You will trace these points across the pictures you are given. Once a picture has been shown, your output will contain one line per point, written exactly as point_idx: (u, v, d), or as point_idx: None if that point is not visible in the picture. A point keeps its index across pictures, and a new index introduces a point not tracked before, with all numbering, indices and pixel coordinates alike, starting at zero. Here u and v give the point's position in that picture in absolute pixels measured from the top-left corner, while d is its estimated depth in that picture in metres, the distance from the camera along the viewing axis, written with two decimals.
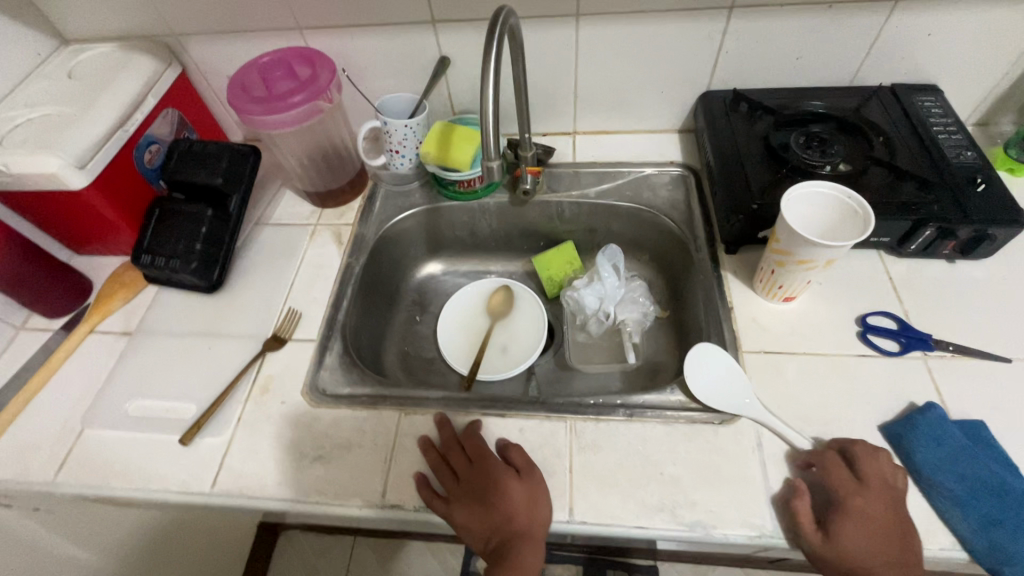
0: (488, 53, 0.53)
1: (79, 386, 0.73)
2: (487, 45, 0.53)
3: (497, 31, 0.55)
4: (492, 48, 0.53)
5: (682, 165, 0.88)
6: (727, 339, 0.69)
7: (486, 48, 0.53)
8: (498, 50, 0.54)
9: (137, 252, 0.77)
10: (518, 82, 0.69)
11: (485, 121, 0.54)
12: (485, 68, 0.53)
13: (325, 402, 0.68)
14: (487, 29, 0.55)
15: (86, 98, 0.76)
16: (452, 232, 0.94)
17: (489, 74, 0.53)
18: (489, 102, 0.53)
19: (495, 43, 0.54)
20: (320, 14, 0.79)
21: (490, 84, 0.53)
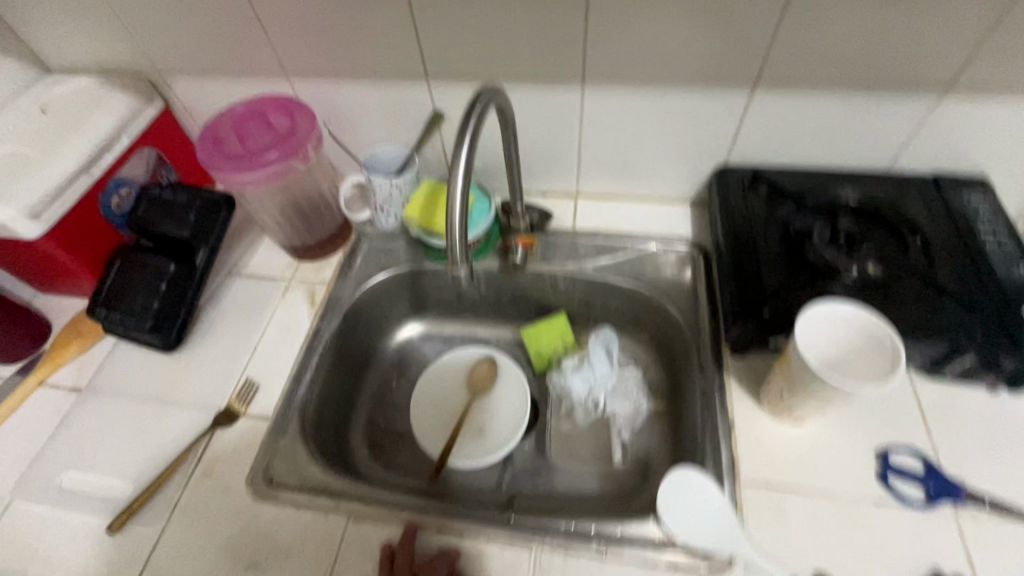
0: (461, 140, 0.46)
1: (17, 448, 0.68)
2: (461, 130, 0.47)
3: (477, 111, 0.48)
4: (468, 130, 0.47)
5: (691, 243, 0.80)
6: (723, 463, 0.60)
7: (461, 129, 0.47)
8: (475, 131, 0.47)
9: (93, 304, 0.72)
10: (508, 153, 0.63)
11: (451, 206, 0.47)
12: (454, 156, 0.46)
13: (270, 496, 0.62)
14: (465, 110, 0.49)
15: (54, 138, 0.72)
16: (437, 293, 0.87)
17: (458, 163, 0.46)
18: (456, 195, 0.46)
19: (472, 123, 0.48)
20: (307, 62, 0.74)
21: (459, 175, 0.46)
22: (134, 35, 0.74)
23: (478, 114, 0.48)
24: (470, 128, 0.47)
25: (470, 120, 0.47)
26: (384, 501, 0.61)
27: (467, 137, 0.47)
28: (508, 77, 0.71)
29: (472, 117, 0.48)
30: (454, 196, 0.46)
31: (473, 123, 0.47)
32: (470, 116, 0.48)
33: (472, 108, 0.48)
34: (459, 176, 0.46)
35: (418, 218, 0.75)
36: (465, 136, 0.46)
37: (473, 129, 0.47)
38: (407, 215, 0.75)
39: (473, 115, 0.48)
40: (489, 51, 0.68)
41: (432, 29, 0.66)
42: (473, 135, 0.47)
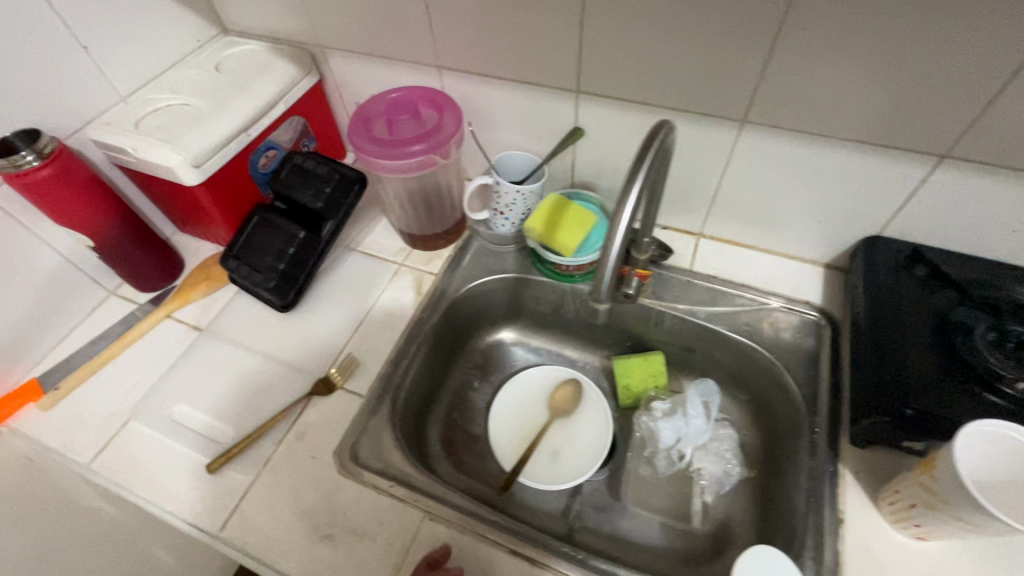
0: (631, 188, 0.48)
1: (141, 372, 0.74)
2: (630, 181, 0.48)
3: (653, 149, 0.48)
4: (641, 171, 0.48)
5: (821, 310, 0.73)
6: (825, 561, 0.56)
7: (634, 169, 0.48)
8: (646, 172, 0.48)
9: (226, 254, 0.77)
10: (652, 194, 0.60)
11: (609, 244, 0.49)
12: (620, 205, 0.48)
13: (353, 473, 0.63)
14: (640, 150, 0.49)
15: (222, 96, 0.77)
16: (536, 305, 0.86)
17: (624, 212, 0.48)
18: (615, 242, 0.49)
19: (646, 163, 0.48)
20: (462, 59, 0.74)
21: (625, 225, 0.48)
22: (309, 11, 0.78)
23: (651, 157, 0.48)
24: (642, 173, 0.48)
25: (642, 166, 0.48)
26: (461, 508, 0.61)
27: (637, 185, 0.47)
28: (663, 105, 0.68)
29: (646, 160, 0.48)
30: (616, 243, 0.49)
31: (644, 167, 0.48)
32: (645, 160, 0.48)
33: (648, 149, 0.48)
34: (625, 225, 0.48)
35: (540, 230, 0.74)
36: (636, 182, 0.47)
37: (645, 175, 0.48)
38: (530, 225, 0.74)
39: (649, 157, 0.48)
40: (650, 77, 0.66)
41: (597, 46, 0.65)
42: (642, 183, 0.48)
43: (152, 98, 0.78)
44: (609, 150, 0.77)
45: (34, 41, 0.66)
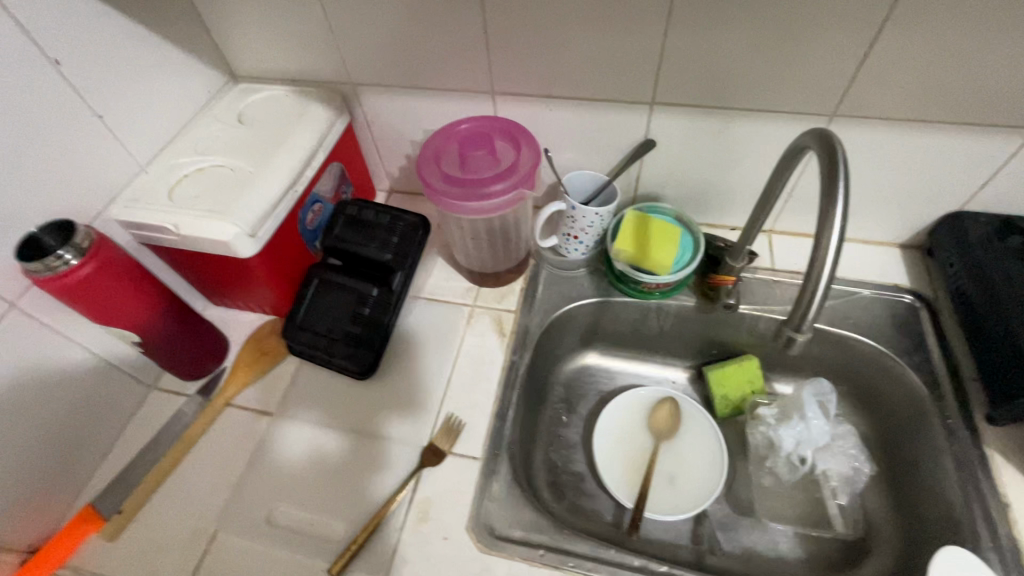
0: (834, 210, 0.40)
1: (215, 473, 0.66)
2: (830, 196, 0.40)
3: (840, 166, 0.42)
4: (840, 186, 0.40)
5: (912, 292, 0.74)
6: (1006, 550, 0.55)
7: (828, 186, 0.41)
8: (843, 189, 0.41)
9: (291, 326, 0.69)
10: (766, 201, 0.58)
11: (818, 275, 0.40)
12: (825, 224, 0.40)
13: (499, 548, 0.58)
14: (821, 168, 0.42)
15: (259, 153, 0.69)
16: (615, 326, 0.83)
17: (833, 230, 0.40)
18: (821, 283, 0.40)
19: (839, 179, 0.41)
20: (522, 82, 0.70)
21: (834, 250, 0.39)
22: (343, 48, 0.71)
23: (845, 175, 0.41)
24: (841, 194, 0.40)
25: (838, 184, 0.41)
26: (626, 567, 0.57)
27: (840, 206, 0.40)
28: (747, 108, 0.66)
29: (837, 186, 0.41)
30: (824, 274, 0.40)
31: (841, 187, 0.40)
32: (832, 188, 0.41)
33: (834, 170, 0.41)
34: (833, 255, 0.40)
35: (630, 251, 0.72)
36: (838, 206, 0.40)
37: (846, 200, 0.40)
38: (619, 249, 0.72)
39: (842, 177, 0.41)
40: (736, 81, 0.63)
41: (680, 56, 0.62)
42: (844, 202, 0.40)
43: (177, 164, 0.69)
44: (681, 159, 0.74)
45: (47, 119, 0.56)
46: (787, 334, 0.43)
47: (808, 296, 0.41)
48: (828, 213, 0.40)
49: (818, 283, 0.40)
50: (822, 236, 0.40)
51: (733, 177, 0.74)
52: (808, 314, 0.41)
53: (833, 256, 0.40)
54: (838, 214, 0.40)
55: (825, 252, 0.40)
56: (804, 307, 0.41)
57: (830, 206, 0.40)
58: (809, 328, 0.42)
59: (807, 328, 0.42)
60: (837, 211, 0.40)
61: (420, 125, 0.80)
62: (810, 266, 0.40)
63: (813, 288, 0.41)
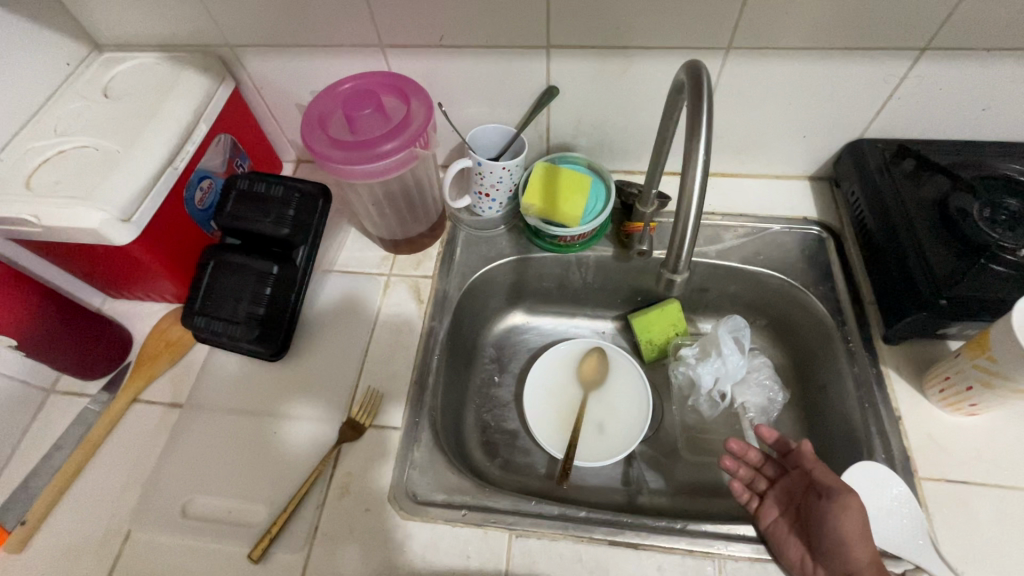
0: (696, 150, 0.39)
1: (125, 472, 0.63)
2: (694, 129, 0.40)
3: (706, 93, 0.41)
4: (702, 113, 0.40)
5: (820, 224, 0.75)
6: (899, 461, 0.58)
7: (693, 116, 0.41)
8: (709, 120, 0.40)
9: (189, 312, 0.65)
10: (660, 146, 0.56)
11: (686, 207, 0.40)
12: (689, 163, 0.40)
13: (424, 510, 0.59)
14: (688, 103, 0.42)
15: (128, 129, 0.64)
16: (539, 282, 0.82)
17: (696, 169, 0.39)
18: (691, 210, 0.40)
19: (705, 110, 0.41)
20: (410, 33, 0.65)
21: (697, 189, 0.40)
22: (208, 6, 0.64)
23: (707, 111, 0.40)
24: (703, 132, 0.40)
25: (701, 119, 0.40)
26: (547, 516, 0.58)
27: (701, 143, 0.40)
28: (643, 46, 0.63)
29: (701, 123, 0.40)
30: (691, 214, 0.40)
31: (706, 123, 0.40)
32: (696, 127, 0.40)
33: (698, 106, 0.41)
34: (698, 195, 0.40)
35: (539, 205, 0.70)
36: (701, 140, 0.40)
37: (708, 137, 0.40)
38: (528, 203, 0.70)
39: (705, 112, 0.40)
40: (628, 18, 0.60)
41: None
42: (707, 136, 0.40)
43: (36, 147, 0.62)
44: (587, 105, 0.72)
45: None
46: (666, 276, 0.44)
47: (680, 234, 0.41)
48: (692, 152, 0.40)
49: (686, 221, 0.40)
50: (687, 176, 0.40)
51: (641, 120, 0.73)
52: (680, 252, 0.42)
53: (699, 193, 0.40)
54: (701, 151, 0.40)
55: (691, 192, 0.40)
56: (676, 246, 0.42)
57: (694, 146, 0.40)
58: (686, 266, 0.43)
59: (683, 268, 0.43)
60: (699, 149, 0.40)
61: (313, 87, 0.74)
62: (677, 208, 0.40)
63: (682, 228, 0.41)
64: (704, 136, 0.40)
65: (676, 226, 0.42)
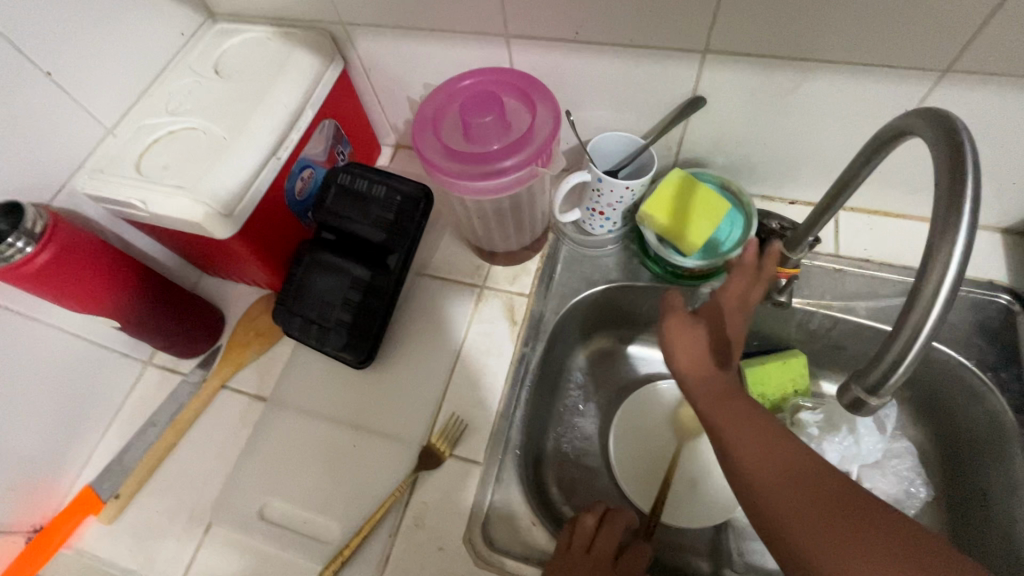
0: (945, 250, 0.29)
1: (210, 459, 0.63)
2: (950, 217, 0.30)
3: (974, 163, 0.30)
4: (966, 192, 0.30)
5: (1011, 292, 0.61)
6: None
7: (951, 196, 0.30)
8: (972, 203, 0.30)
9: (280, 309, 0.63)
10: (842, 195, 0.46)
11: (918, 317, 0.30)
12: (934, 262, 0.30)
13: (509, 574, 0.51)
14: (933, 175, 0.31)
15: (235, 112, 0.60)
16: (643, 311, 0.74)
17: (942, 276, 0.30)
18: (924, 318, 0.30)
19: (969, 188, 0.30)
20: (542, 25, 0.56)
21: (940, 300, 0.30)
22: None
23: (972, 192, 0.30)
24: (965, 226, 0.29)
25: (963, 209, 0.29)
26: None
27: (958, 248, 0.29)
28: (828, 60, 0.51)
29: (961, 213, 0.30)
30: (921, 334, 0.30)
31: (969, 213, 0.29)
32: (952, 218, 0.30)
33: (957, 184, 0.30)
34: (940, 312, 0.30)
35: (664, 222, 0.60)
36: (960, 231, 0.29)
37: (970, 229, 0.29)
38: (648, 218, 0.61)
39: (970, 192, 0.30)
40: (817, 26, 0.48)
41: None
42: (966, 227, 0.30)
43: (147, 125, 0.61)
44: (735, 121, 0.60)
45: None
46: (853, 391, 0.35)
47: (897, 352, 0.31)
48: (938, 252, 0.30)
49: (911, 344, 0.31)
50: (925, 285, 0.30)
51: (800, 143, 0.61)
52: (890, 375, 0.32)
53: (941, 307, 0.30)
54: (954, 253, 0.29)
55: (929, 298, 0.30)
56: (884, 368, 0.32)
57: (941, 241, 0.30)
58: (890, 391, 0.33)
59: (888, 391, 0.33)
60: (953, 251, 0.29)
61: (425, 75, 0.68)
62: (903, 323, 0.31)
63: (903, 346, 0.31)
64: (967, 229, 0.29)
65: (893, 331, 0.32)
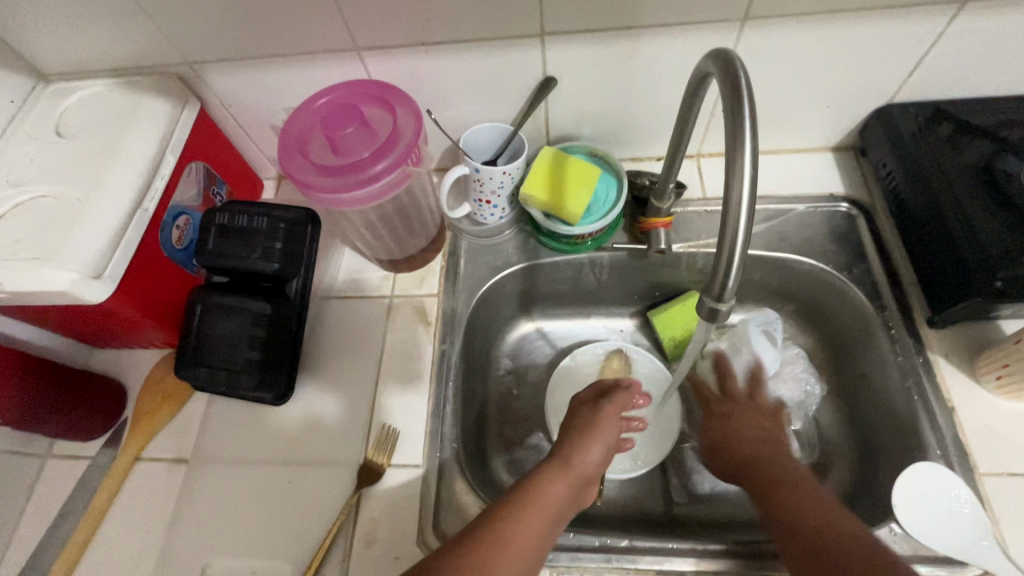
0: (740, 163, 0.34)
1: (138, 537, 0.59)
2: (737, 134, 0.34)
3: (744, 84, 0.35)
4: (745, 106, 0.34)
5: (848, 200, 0.70)
6: (955, 453, 0.54)
7: (732, 109, 0.35)
8: (750, 113, 0.35)
9: (183, 363, 0.61)
10: (680, 144, 0.51)
11: (732, 217, 0.34)
12: (733, 171, 0.34)
13: (497, 516, 0.45)
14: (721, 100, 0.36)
15: (89, 170, 0.58)
16: (551, 287, 0.77)
17: (742, 186, 0.34)
18: (737, 219, 0.34)
19: (747, 102, 0.34)
20: (389, 32, 0.58)
21: (745, 203, 0.34)
22: (160, 23, 0.57)
23: (750, 107, 0.34)
24: (748, 134, 0.34)
25: (744, 121, 0.34)
26: (587, 548, 0.54)
27: (747, 162, 0.34)
28: (649, 24, 0.57)
29: (743, 123, 0.34)
30: (739, 239, 0.34)
31: (749, 123, 0.34)
32: (737, 129, 0.34)
33: (739, 104, 0.35)
34: (744, 219, 0.34)
35: (544, 197, 0.63)
36: (745, 140, 0.34)
37: (754, 138, 0.34)
38: (524, 190, 0.64)
39: (747, 104, 0.34)
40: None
41: None
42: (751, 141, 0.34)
43: None
44: (589, 94, 0.65)
45: None
46: (710, 305, 0.38)
47: (726, 258, 0.35)
48: (735, 166, 0.34)
49: (733, 249, 0.35)
50: (732, 193, 0.34)
51: (649, 103, 0.66)
52: (726, 283, 0.36)
53: (746, 212, 0.34)
54: (745, 163, 0.34)
55: (737, 201, 0.34)
56: (720, 278, 0.36)
57: (735, 152, 0.34)
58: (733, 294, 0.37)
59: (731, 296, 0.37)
60: (744, 163, 0.34)
61: (287, 101, 0.68)
62: (721, 233, 0.35)
63: (728, 253, 0.35)
64: (750, 137, 0.34)
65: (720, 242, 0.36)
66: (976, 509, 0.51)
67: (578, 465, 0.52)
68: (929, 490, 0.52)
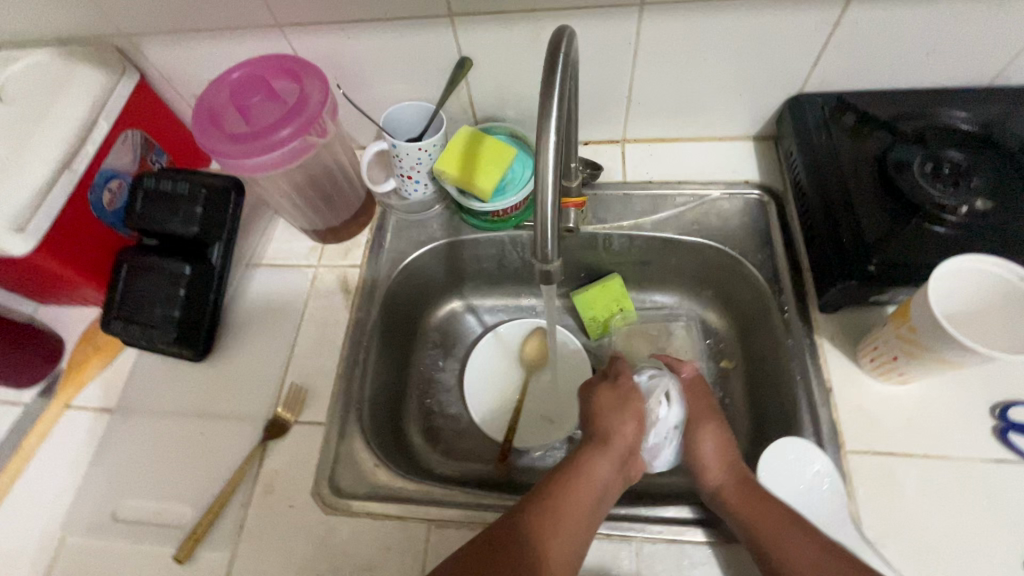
0: (545, 138, 0.38)
1: (59, 478, 0.64)
2: (544, 113, 0.38)
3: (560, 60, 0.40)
4: (554, 79, 0.39)
5: (761, 187, 0.71)
6: (826, 431, 0.56)
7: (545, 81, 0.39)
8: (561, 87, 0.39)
9: (108, 318, 0.65)
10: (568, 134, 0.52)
11: (543, 186, 0.40)
12: (541, 141, 0.39)
13: (550, 495, 0.51)
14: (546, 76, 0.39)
15: (20, 136, 0.62)
16: (477, 264, 0.80)
17: (548, 158, 0.39)
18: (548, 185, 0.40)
19: (558, 75, 0.39)
20: (305, 9, 0.61)
21: (551, 171, 0.39)
22: None
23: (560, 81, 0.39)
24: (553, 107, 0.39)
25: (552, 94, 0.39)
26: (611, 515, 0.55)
27: (552, 143, 0.39)
28: (551, 8, 0.59)
29: (551, 97, 0.39)
30: (549, 202, 0.40)
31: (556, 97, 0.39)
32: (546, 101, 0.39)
33: (552, 79, 0.39)
34: (553, 195, 0.40)
35: (454, 175, 0.66)
36: (550, 111, 0.39)
37: (559, 111, 0.39)
38: (437, 166, 0.66)
39: (558, 79, 0.39)
40: None
41: None
42: (559, 120, 0.39)
43: None
44: (506, 76, 0.68)
45: None
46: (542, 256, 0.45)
47: (541, 222, 0.42)
48: (542, 140, 0.39)
49: (544, 214, 0.41)
50: (541, 162, 0.39)
51: None
52: (547, 251, 0.43)
53: (553, 190, 0.40)
54: (550, 134, 0.39)
55: (545, 170, 0.39)
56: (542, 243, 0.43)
57: (545, 121, 0.39)
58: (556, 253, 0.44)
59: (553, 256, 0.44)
60: (549, 137, 0.39)
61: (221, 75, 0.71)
62: (536, 211, 0.41)
63: (542, 218, 0.41)
64: (555, 110, 0.39)
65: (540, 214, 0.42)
66: (836, 485, 0.53)
67: (616, 441, 0.56)
68: (796, 467, 0.54)
